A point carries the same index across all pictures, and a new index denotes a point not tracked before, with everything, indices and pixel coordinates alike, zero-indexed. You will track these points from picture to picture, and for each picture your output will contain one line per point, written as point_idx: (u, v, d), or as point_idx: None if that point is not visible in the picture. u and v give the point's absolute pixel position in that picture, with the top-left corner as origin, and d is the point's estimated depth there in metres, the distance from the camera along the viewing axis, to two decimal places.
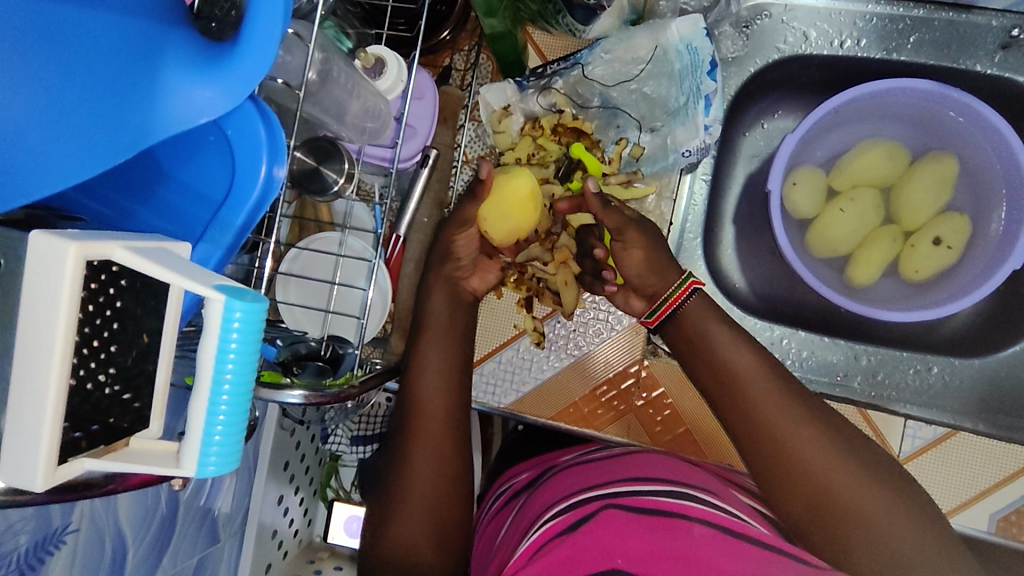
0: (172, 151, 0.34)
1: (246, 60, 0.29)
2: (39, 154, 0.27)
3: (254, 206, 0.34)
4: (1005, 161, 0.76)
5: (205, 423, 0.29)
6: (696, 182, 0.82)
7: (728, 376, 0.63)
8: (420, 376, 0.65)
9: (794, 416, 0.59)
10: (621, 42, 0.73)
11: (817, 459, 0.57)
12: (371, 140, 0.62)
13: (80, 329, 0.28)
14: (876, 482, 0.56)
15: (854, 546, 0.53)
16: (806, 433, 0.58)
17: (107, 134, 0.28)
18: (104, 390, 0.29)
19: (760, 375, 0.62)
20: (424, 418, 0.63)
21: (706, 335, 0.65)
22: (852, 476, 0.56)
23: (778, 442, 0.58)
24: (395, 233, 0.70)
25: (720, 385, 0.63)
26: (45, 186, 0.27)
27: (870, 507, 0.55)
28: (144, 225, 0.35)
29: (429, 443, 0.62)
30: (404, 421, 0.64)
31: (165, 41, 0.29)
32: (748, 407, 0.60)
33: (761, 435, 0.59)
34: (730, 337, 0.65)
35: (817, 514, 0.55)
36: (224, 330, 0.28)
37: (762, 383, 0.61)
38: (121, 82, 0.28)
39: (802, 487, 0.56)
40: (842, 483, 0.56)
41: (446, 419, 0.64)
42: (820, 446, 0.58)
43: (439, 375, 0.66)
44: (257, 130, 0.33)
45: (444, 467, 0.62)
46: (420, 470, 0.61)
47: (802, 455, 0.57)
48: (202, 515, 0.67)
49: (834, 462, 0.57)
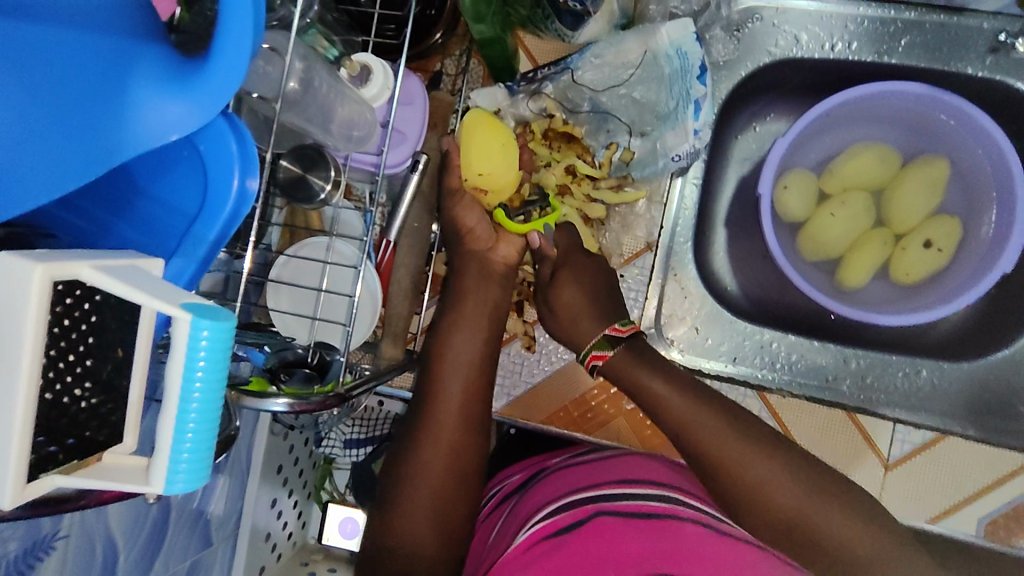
0: (146, 165, 0.34)
1: (217, 74, 0.29)
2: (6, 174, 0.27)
3: (227, 220, 0.34)
4: (995, 163, 0.76)
5: (174, 440, 0.29)
6: (687, 185, 0.82)
7: (671, 412, 0.63)
8: (440, 376, 0.67)
9: (741, 437, 0.61)
10: (611, 47, 0.73)
11: (773, 474, 0.59)
12: (357, 147, 0.62)
13: (53, 345, 0.28)
14: (841, 495, 0.59)
15: (816, 548, 0.58)
16: (762, 458, 0.60)
17: (78, 151, 0.28)
18: (79, 404, 0.30)
19: (700, 403, 0.63)
20: (439, 417, 0.65)
21: (643, 380, 0.65)
22: (815, 493, 0.59)
23: (732, 464, 0.60)
24: (386, 238, 0.70)
25: (669, 419, 0.64)
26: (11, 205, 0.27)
27: (835, 522, 0.58)
28: (119, 239, 0.35)
29: (439, 442, 0.63)
30: (417, 417, 0.65)
31: (136, 57, 0.30)
32: (694, 434, 0.62)
33: (719, 463, 0.60)
34: (662, 383, 0.64)
35: (783, 524, 0.58)
36: (192, 348, 0.28)
37: (708, 416, 0.62)
38: (90, 99, 0.28)
39: (767, 511, 0.59)
40: (803, 501, 0.59)
41: (457, 418, 0.65)
42: (778, 467, 0.60)
43: (458, 373, 0.67)
44: (229, 144, 0.33)
45: (452, 466, 0.63)
46: (428, 468, 0.62)
47: (762, 480, 0.59)
48: (195, 518, 0.67)
49: (789, 475, 0.59)
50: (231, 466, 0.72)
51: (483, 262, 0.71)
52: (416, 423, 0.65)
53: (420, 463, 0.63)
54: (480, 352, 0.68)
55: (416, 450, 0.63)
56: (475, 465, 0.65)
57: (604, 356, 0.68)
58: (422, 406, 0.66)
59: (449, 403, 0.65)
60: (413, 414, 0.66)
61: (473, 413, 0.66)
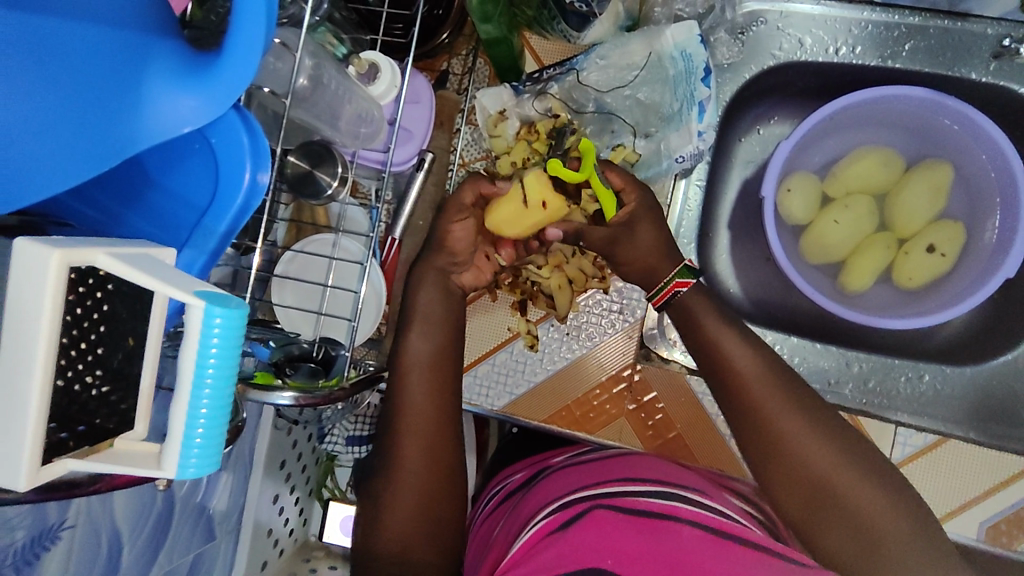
0: (158, 159, 0.35)
1: (229, 68, 0.30)
2: (32, 164, 0.27)
3: (237, 212, 0.34)
4: (1000, 172, 0.77)
5: (185, 427, 0.29)
6: (691, 187, 0.83)
7: (725, 371, 0.63)
8: (406, 373, 0.64)
9: (785, 402, 0.60)
10: (617, 47, 0.74)
11: (812, 446, 0.58)
12: (365, 144, 0.63)
13: (66, 332, 0.28)
14: (872, 472, 0.57)
15: (841, 530, 0.55)
16: (800, 422, 0.59)
17: (94, 143, 0.29)
18: (90, 391, 0.30)
19: (748, 357, 0.62)
20: (410, 414, 0.63)
21: (699, 322, 0.66)
22: (847, 468, 0.57)
23: (770, 431, 0.59)
24: (391, 235, 0.72)
25: (722, 381, 0.63)
26: (34, 191, 0.28)
27: (865, 500, 0.55)
28: (132, 229, 0.35)
29: (417, 439, 0.62)
30: (388, 420, 0.64)
31: (152, 51, 0.30)
32: (739, 394, 0.61)
33: (761, 427, 0.59)
34: (719, 322, 0.65)
35: (813, 501, 0.56)
36: (204, 335, 0.28)
37: (757, 373, 0.62)
38: (107, 93, 0.29)
39: (804, 478, 0.57)
40: (839, 469, 0.57)
41: (432, 410, 0.63)
42: (817, 434, 0.58)
43: (422, 367, 0.65)
44: (241, 137, 0.33)
45: (435, 461, 0.62)
46: (410, 468, 0.61)
47: (802, 445, 0.58)
48: (198, 512, 0.67)
49: (825, 451, 0.58)
50: (234, 461, 0.72)
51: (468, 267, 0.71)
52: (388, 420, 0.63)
53: (399, 465, 0.61)
54: (448, 346, 0.68)
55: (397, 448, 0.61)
56: (456, 460, 0.64)
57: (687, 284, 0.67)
58: (391, 406, 0.64)
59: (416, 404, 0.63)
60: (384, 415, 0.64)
61: (445, 408, 0.64)
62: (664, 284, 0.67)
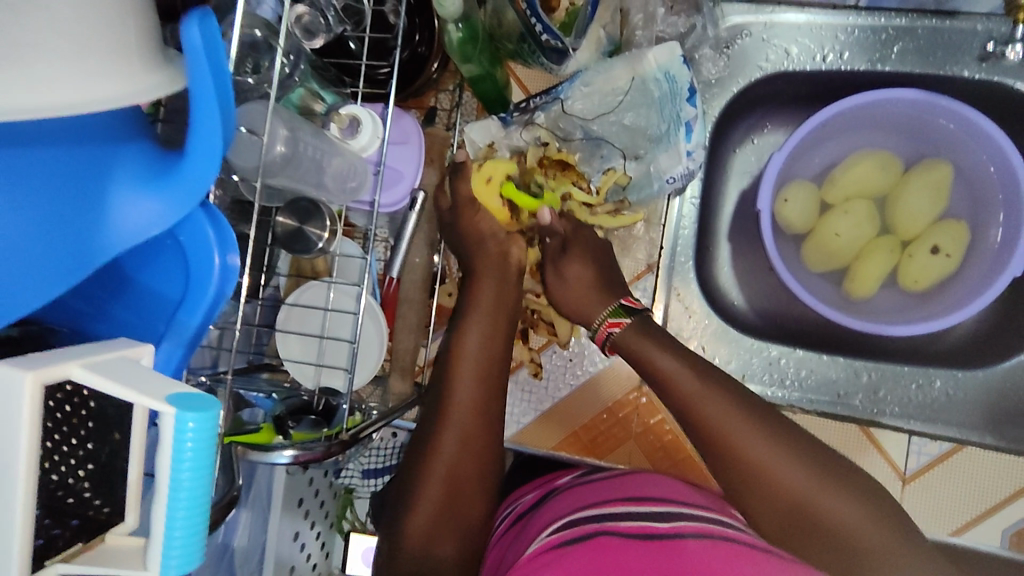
0: (134, 258, 0.36)
1: (194, 169, 0.31)
2: (22, 269, 0.29)
3: (208, 305, 0.35)
4: (1000, 167, 0.75)
5: (165, 528, 0.29)
6: (685, 204, 0.81)
7: (687, 406, 0.61)
8: (454, 374, 0.66)
9: (749, 426, 0.59)
10: (599, 74, 0.72)
11: (784, 470, 0.56)
12: (351, 198, 0.64)
13: (47, 437, 0.29)
14: (853, 486, 0.57)
15: (828, 546, 0.55)
16: (778, 456, 0.57)
17: (65, 254, 0.30)
18: (82, 483, 0.31)
19: (698, 384, 0.62)
20: (453, 417, 0.64)
21: (653, 361, 0.64)
22: (824, 484, 0.56)
23: (737, 456, 0.58)
24: (388, 274, 0.71)
25: (681, 408, 0.62)
26: (32, 295, 0.30)
27: (847, 517, 0.55)
28: (116, 323, 0.36)
29: (456, 438, 0.64)
30: (430, 421, 0.65)
31: (117, 162, 0.32)
32: (695, 419, 0.60)
33: (729, 459, 0.58)
34: (693, 379, 0.62)
35: (795, 522, 0.56)
36: (178, 439, 0.29)
37: (701, 390, 0.61)
38: (75, 207, 0.30)
39: (778, 502, 0.56)
40: (863, 524, 0.55)
41: (463, 412, 0.64)
42: (807, 472, 0.57)
43: (471, 369, 0.67)
44: (206, 231, 0.34)
45: (467, 464, 0.64)
46: (440, 468, 0.63)
47: (774, 476, 0.56)
48: (219, 554, 0.68)
49: (795, 473, 0.56)
50: (253, 499, 0.72)
51: (493, 264, 0.71)
52: (433, 422, 0.65)
53: (434, 462, 0.63)
54: (493, 351, 0.69)
55: (433, 448, 0.64)
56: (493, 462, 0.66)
57: (620, 325, 0.69)
58: (436, 403, 0.66)
59: (462, 403, 0.65)
60: (428, 420, 0.66)
61: (485, 407, 0.66)
62: (599, 324, 0.70)
